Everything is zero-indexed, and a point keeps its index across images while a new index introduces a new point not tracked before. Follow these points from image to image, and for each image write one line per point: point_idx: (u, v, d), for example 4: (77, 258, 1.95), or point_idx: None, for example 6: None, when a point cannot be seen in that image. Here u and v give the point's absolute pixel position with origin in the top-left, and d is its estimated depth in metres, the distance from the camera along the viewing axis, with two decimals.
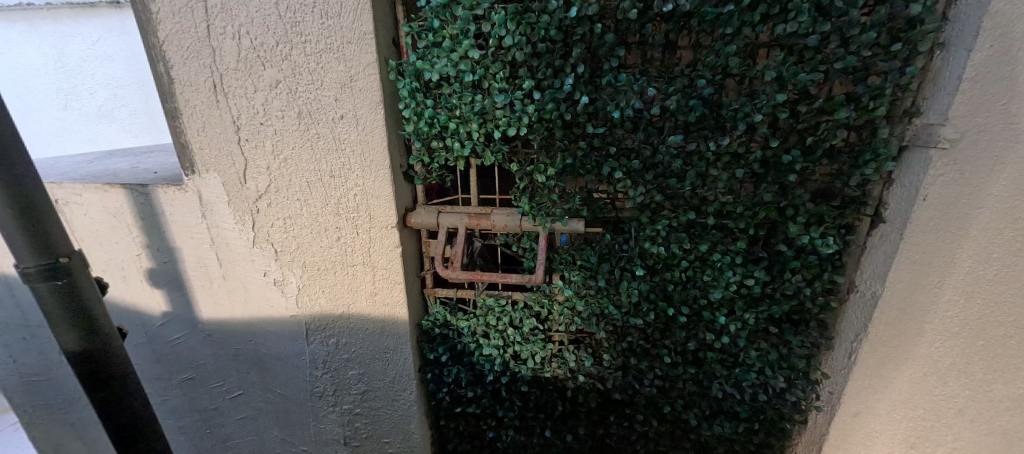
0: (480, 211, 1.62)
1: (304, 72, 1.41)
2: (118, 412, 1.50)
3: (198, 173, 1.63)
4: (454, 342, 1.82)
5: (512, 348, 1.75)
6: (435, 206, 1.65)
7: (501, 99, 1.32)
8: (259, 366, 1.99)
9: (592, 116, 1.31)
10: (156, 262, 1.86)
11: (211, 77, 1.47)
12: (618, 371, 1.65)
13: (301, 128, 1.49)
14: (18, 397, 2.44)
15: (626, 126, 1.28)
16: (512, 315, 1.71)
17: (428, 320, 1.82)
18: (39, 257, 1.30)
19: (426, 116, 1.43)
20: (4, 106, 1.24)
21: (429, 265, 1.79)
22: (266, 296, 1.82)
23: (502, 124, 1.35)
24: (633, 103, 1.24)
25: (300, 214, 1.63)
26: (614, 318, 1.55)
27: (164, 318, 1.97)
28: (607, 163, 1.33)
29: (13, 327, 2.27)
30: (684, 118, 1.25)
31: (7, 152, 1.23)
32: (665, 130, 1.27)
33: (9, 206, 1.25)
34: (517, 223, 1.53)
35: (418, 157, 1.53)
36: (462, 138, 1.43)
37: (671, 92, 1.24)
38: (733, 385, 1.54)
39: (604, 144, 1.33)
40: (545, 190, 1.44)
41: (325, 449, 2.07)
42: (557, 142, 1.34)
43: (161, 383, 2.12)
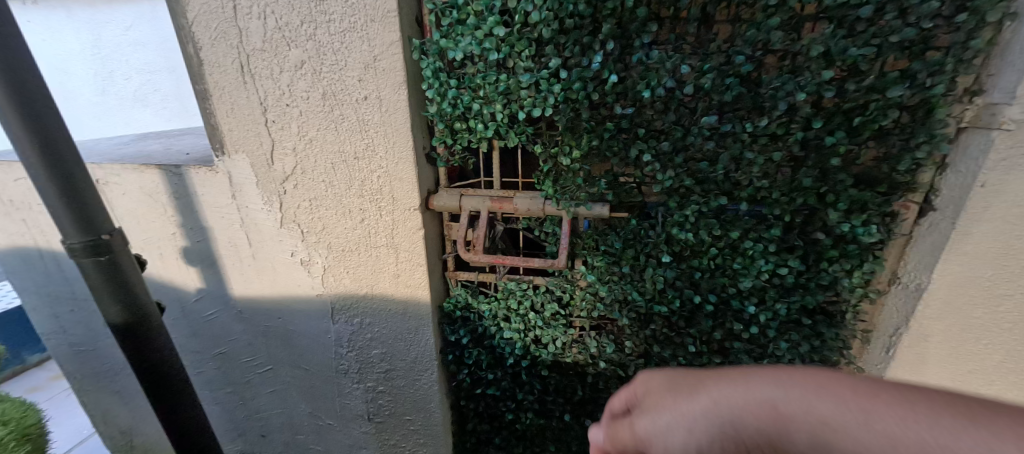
0: (502, 194, 1.59)
1: (328, 51, 1.41)
2: (159, 380, 1.59)
3: (228, 155, 1.66)
4: (476, 325, 1.82)
5: (532, 333, 1.74)
6: (457, 189, 1.63)
7: (526, 78, 1.27)
8: (287, 342, 2.05)
9: (620, 96, 1.25)
10: (190, 241, 1.93)
11: (238, 58, 1.48)
12: (640, 358, 1.63)
13: (326, 109, 1.49)
14: (69, 365, 2.61)
15: (657, 106, 1.22)
16: (533, 299, 1.70)
17: (449, 302, 1.84)
18: (84, 234, 1.36)
19: (449, 97, 1.39)
20: (44, 89, 1.28)
21: (451, 248, 1.79)
22: (294, 275, 1.87)
23: (526, 104, 1.30)
24: (666, 82, 1.18)
25: (325, 196, 1.65)
26: (638, 306, 1.52)
27: (200, 294, 2.06)
28: (635, 145, 1.28)
29: (61, 299, 2.40)
30: (720, 99, 1.18)
31: (51, 135, 1.29)
32: (698, 110, 1.21)
33: (54, 186, 1.32)
34: (540, 207, 1.51)
35: (440, 139, 1.50)
36: (486, 119, 1.39)
37: (707, 69, 1.17)
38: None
39: (632, 125, 1.27)
40: (569, 173, 1.40)
41: (350, 424, 2.15)
42: (583, 123, 1.30)
43: (198, 356, 2.24)
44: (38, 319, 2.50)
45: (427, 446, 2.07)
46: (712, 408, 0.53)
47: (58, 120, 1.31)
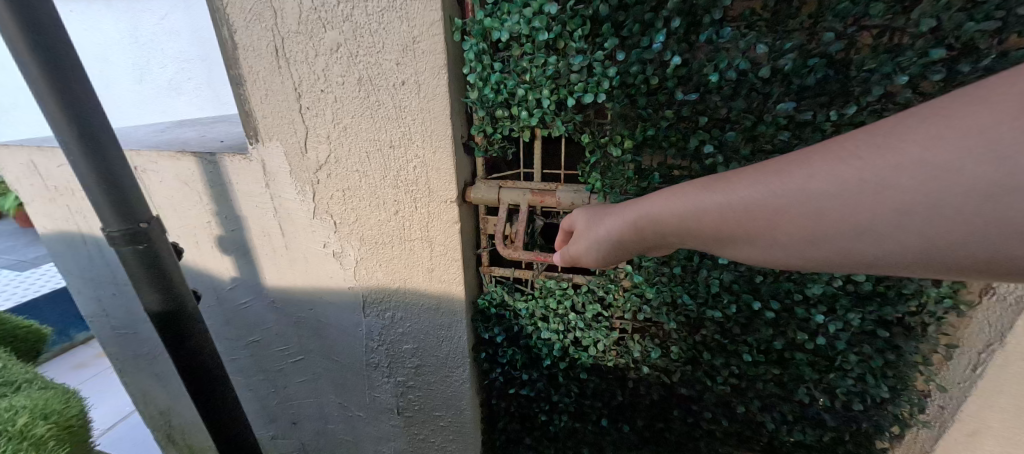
0: (544, 187, 1.50)
1: (365, 33, 1.34)
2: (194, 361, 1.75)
3: (262, 142, 1.63)
4: (512, 323, 1.75)
5: (571, 333, 1.66)
6: (496, 181, 1.55)
7: (578, 61, 1.17)
8: (319, 333, 2.04)
9: (682, 80, 1.14)
10: (225, 230, 1.92)
11: (273, 41, 1.43)
12: (688, 364, 1.52)
13: (361, 95, 1.43)
14: (112, 347, 2.70)
15: (726, 92, 1.10)
16: (574, 299, 1.60)
17: (484, 298, 1.77)
18: (122, 223, 1.49)
19: (492, 82, 1.30)
20: (89, 91, 1.39)
21: (486, 243, 1.70)
22: (326, 267, 1.84)
23: (576, 89, 1.21)
24: (738, 64, 1.06)
25: (359, 186, 1.60)
26: (687, 309, 1.42)
27: (234, 283, 2.06)
28: (696, 134, 1.16)
29: (103, 284, 2.45)
30: (800, 82, 1.05)
31: (95, 133, 1.41)
32: (773, 96, 1.08)
33: (99, 179, 1.44)
34: (585, 201, 1.39)
35: (480, 127, 1.42)
36: (531, 106, 1.29)
37: (787, 48, 1.03)
38: (822, 391, 1.36)
39: (693, 113, 1.15)
40: (618, 165, 1.29)
41: (379, 417, 2.13)
42: (639, 110, 1.19)
43: (232, 343, 2.26)
44: (83, 302, 2.57)
45: (457, 442, 2.02)
46: (601, 231, 0.96)
47: (102, 117, 1.43)
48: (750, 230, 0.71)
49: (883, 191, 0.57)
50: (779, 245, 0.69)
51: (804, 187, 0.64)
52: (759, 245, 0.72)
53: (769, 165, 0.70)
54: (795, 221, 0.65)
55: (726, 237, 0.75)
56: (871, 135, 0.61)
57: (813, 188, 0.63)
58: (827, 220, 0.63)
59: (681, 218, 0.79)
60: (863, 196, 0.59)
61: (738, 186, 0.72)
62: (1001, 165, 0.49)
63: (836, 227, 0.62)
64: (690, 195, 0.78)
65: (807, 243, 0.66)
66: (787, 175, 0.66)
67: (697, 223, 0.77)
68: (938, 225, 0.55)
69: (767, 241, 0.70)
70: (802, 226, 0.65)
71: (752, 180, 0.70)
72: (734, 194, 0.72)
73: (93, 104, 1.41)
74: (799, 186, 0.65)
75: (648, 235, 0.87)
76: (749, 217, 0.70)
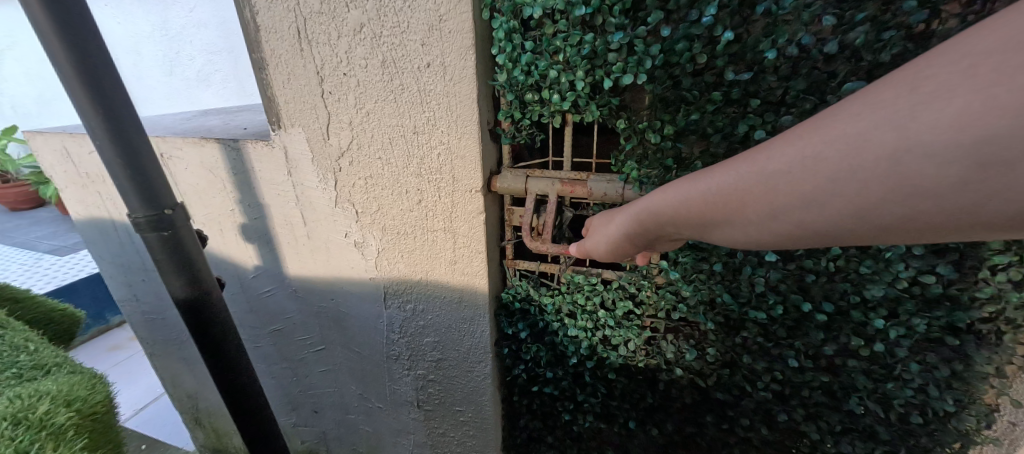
0: (574, 176, 1.42)
1: (390, 12, 1.28)
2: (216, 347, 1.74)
3: (284, 128, 1.59)
4: (537, 319, 1.68)
5: (599, 331, 1.58)
6: (523, 170, 1.47)
7: (618, 38, 1.09)
8: (340, 324, 2.02)
9: (733, 59, 1.05)
10: (248, 218, 1.91)
11: (295, 22, 1.39)
12: (725, 367, 1.43)
13: (385, 79, 1.37)
14: (143, 332, 2.76)
15: (783, 72, 1.01)
16: (603, 295, 1.52)
17: (508, 292, 1.70)
18: (147, 209, 1.48)
19: (522, 63, 1.23)
20: (113, 74, 1.37)
21: (510, 235, 1.64)
22: (348, 257, 1.80)
23: (614, 70, 1.13)
24: (801, 38, 0.97)
25: (381, 174, 1.55)
26: (728, 310, 1.33)
27: (257, 271, 2.07)
28: (746, 119, 1.07)
29: (133, 269, 2.49)
30: (872, 60, 0.94)
31: (120, 117, 1.39)
32: (838, 75, 0.98)
33: (125, 164, 1.42)
34: (618, 192, 1.30)
35: (508, 112, 1.35)
36: (563, 89, 1.21)
37: (859, 20, 0.93)
38: (876, 402, 1.26)
39: (744, 95, 1.06)
40: (657, 153, 1.20)
41: (399, 409, 2.10)
42: (683, 93, 1.10)
43: (255, 331, 2.27)
44: (114, 287, 2.63)
45: (477, 439, 1.98)
46: (602, 229, 1.06)
47: (126, 100, 1.41)
48: (724, 213, 0.78)
49: (823, 162, 0.64)
50: (751, 226, 0.75)
51: (764, 168, 0.71)
52: (735, 226, 0.78)
53: (737, 154, 0.78)
54: (760, 199, 0.72)
55: (707, 221, 0.82)
56: (812, 119, 0.68)
57: (770, 167, 0.70)
58: (784, 197, 0.69)
59: (667, 210, 0.87)
60: (807, 169, 0.66)
61: (709, 176, 0.80)
62: (904, 128, 0.57)
63: (794, 203, 0.69)
64: (675, 185, 0.87)
65: (773, 221, 0.72)
66: (749, 161, 0.74)
67: (681, 213, 0.85)
68: (873, 191, 0.61)
69: (741, 221, 0.76)
70: (765, 204, 0.72)
71: (726, 166, 0.78)
72: (707, 183, 0.79)
73: (117, 87, 1.38)
74: (760, 169, 0.72)
75: (644, 229, 0.95)
76: (722, 199, 0.77)
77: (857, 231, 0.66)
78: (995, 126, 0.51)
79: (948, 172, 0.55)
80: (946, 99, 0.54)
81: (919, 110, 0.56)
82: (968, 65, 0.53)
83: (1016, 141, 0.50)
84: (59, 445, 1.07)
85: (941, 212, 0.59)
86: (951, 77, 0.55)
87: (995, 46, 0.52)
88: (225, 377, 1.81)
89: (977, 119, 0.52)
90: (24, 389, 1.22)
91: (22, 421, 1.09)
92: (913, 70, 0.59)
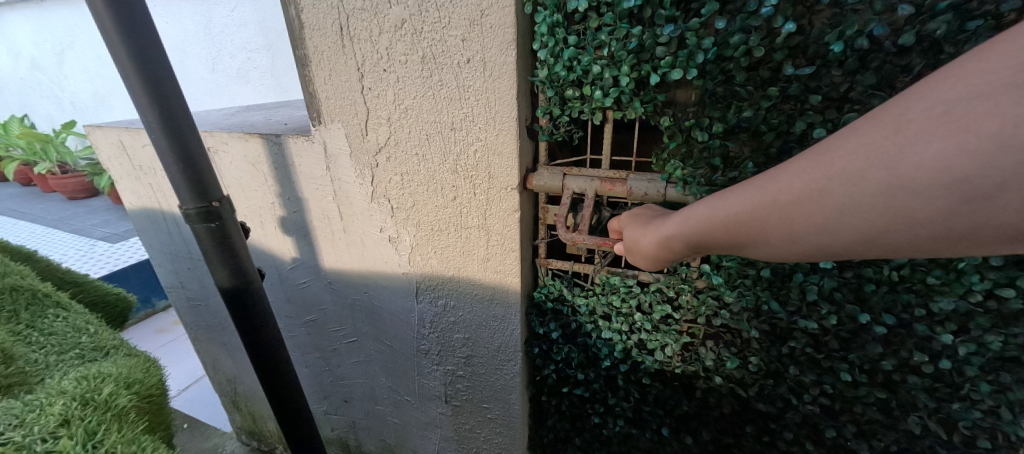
0: (613, 175, 1.38)
1: (431, 7, 1.27)
2: (257, 336, 1.80)
3: (324, 124, 1.62)
4: (570, 320, 1.65)
5: (634, 335, 1.56)
6: (560, 167, 1.45)
7: (669, 30, 1.05)
8: (373, 318, 2.05)
9: (793, 53, 1.01)
10: (288, 211, 1.96)
11: (338, 19, 1.40)
12: (768, 378, 1.37)
13: (424, 74, 1.37)
14: (188, 317, 2.89)
15: (851, 65, 0.95)
16: (640, 298, 1.49)
17: (541, 291, 1.68)
18: (197, 201, 1.53)
19: (564, 57, 1.20)
20: (169, 72, 1.42)
21: (543, 234, 1.61)
22: (382, 252, 1.82)
23: (662, 65, 1.10)
24: (873, 29, 0.91)
25: (417, 170, 1.55)
26: (776, 318, 1.27)
27: (294, 263, 2.12)
28: (804, 116, 1.03)
29: (179, 258, 2.61)
30: (954, 52, 0.88)
31: (175, 113, 1.44)
32: (912, 70, 0.92)
33: (178, 158, 1.48)
34: (660, 192, 1.26)
35: (547, 109, 1.32)
36: (607, 84, 1.18)
37: (941, 9, 0.86)
38: (938, 422, 1.17)
39: (804, 91, 1.02)
40: (703, 152, 1.16)
41: (427, 403, 2.12)
42: (737, 88, 1.06)
43: (291, 321, 2.33)
44: (163, 274, 2.76)
45: (505, 436, 1.98)
46: (632, 246, 1.08)
47: (180, 94, 1.46)
48: (748, 236, 0.82)
49: (827, 194, 0.69)
50: (774, 248, 0.79)
51: (775, 197, 0.76)
52: (758, 249, 0.82)
53: (750, 182, 0.82)
54: (776, 226, 0.77)
55: (732, 244, 0.86)
56: (810, 152, 0.73)
57: (779, 198, 0.75)
58: (796, 224, 0.74)
59: (693, 231, 0.90)
60: (813, 201, 0.71)
61: (728, 203, 0.83)
62: (892, 165, 0.62)
63: (807, 230, 0.73)
64: (694, 210, 0.91)
65: (791, 244, 0.76)
66: (763, 190, 0.78)
67: (708, 235, 0.88)
68: (877, 221, 0.65)
69: (764, 244, 0.80)
70: (784, 230, 0.76)
71: (739, 194, 0.82)
72: (727, 210, 0.83)
73: (172, 82, 1.43)
74: (773, 198, 0.76)
75: (674, 249, 0.96)
76: (741, 224, 0.82)
77: (864, 252, 0.71)
78: (968, 168, 0.56)
79: (937, 204, 0.60)
80: (926, 141, 0.59)
81: (904, 150, 0.61)
82: (941, 112, 0.59)
83: (990, 180, 0.55)
84: (123, 426, 1.09)
85: (939, 237, 0.63)
86: (926, 121, 0.60)
87: (966, 94, 0.57)
88: (264, 365, 1.88)
89: (954, 162, 0.57)
90: (86, 370, 1.25)
91: (90, 401, 1.11)
92: (900, 110, 0.63)
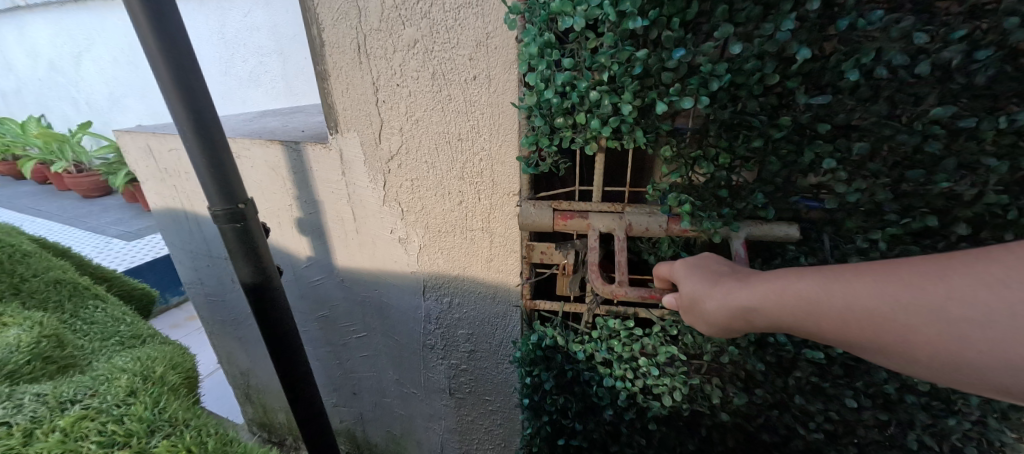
0: (609, 208, 1.49)
1: (441, 30, 1.41)
2: (277, 327, 1.94)
3: (340, 133, 1.75)
4: (565, 368, 1.72)
5: (639, 380, 1.63)
6: (547, 202, 1.53)
7: (679, 55, 1.12)
8: (381, 313, 2.18)
9: (808, 79, 1.12)
10: (304, 213, 2.10)
11: (356, 39, 1.54)
12: (773, 408, 1.49)
13: (434, 89, 1.51)
14: (204, 312, 3.04)
15: (864, 93, 1.07)
16: (643, 341, 1.61)
17: (532, 337, 1.75)
18: (224, 203, 1.68)
19: (559, 82, 1.28)
20: (202, 83, 1.57)
21: (527, 274, 1.71)
22: (392, 252, 1.95)
23: (672, 93, 1.17)
24: (892, 58, 1.00)
25: (426, 176, 1.68)
26: (783, 350, 1.38)
27: (308, 261, 2.26)
28: (813, 146, 1.15)
29: (200, 255, 2.75)
30: (964, 82, 0.99)
31: (209, 122, 1.59)
32: (926, 99, 1.02)
33: (208, 163, 1.62)
34: (662, 227, 1.42)
35: (534, 138, 1.40)
36: (605, 112, 1.26)
37: (953, 38, 0.96)
38: (930, 435, 1.31)
39: (813, 121, 1.13)
40: (711, 187, 1.29)
41: (432, 396, 2.24)
42: (748, 117, 1.16)
43: (305, 315, 2.47)
44: (183, 271, 2.92)
45: (504, 427, 2.13)
46: (697, 304, 1.01)
47: (211, 108, 1.61)
48: (887, 339, 0.77)
49: None
50: (858, 342, 0.81)
51: (953, 311, 0.70)
52: (890, 357, 0.79)
53: (904, 279, 0.76)
54: (934, 340, 0.72)
55: (855, 341, 0.81)
56: (1014, 259, 0.68)
57: (960, 309, 0.70)
58: (971, 348, 0.69)
59: (779, 310, 0.88)
60: (1014, 329, 0.65)
61: (830, 291, 0.82)
62: None
63: (981, 356, 0.69)
64: (815, 288, 0.84)
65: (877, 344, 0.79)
66: (902, 291, 0.75)
67: (791, 316, 0.87)
68: None
69: (905, 355, 0.76)
70: (925, 343, 0.73)
71: (891, 287, 0.76)
72: (845, 301, 0.80)
73: (204, 93, 1.58)
74: (948, 311, 0.71)
75: (744, 320, 0.94)
76: (887, 324, 0.76)
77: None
78: None
79: None
80: None
81: None
82: None
83: None
84: (177, 396, 1.24)
85: None
86: None
87: None
88: (284, 357, 2.02)
89: None
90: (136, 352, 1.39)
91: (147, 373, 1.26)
92: None
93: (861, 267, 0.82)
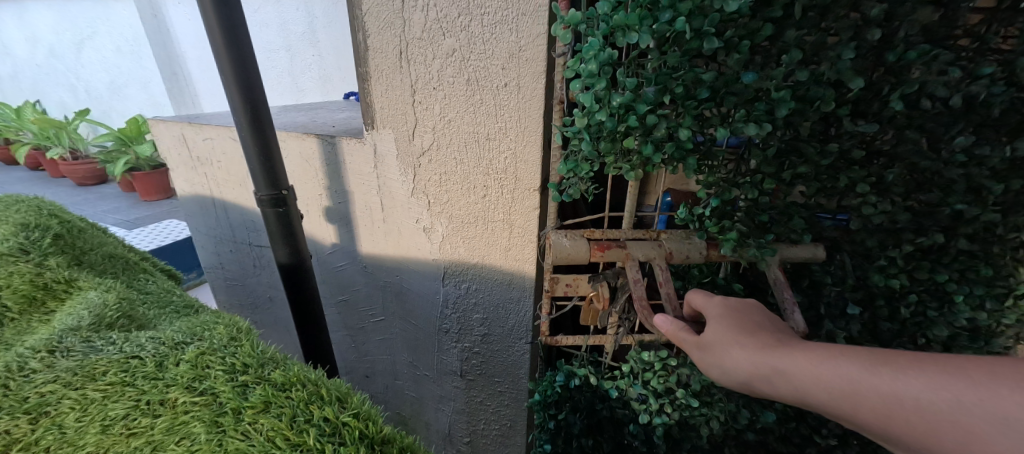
0: (645, 234, 1.70)
1: (478, 42, 1.59)
2: (306, 308, 2.10)
3: (376, 130, 1.93)
4: (597, 407, 1.92)
5: (677, 411, 1.79)
6: (581, 233, 1.71)
7: (748, 80, 1.23)
8: (400, 297, 2.35)
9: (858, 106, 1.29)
10: (334, 202, 2.27)
11: (399, 46, 1.72)
12: (794, 419, 1.68)
13: (468, 93, 1.69)
14: (222, 295, 3.19)
15: (902, 121, 1.26)
16: (678, 375, 1.78)
17: (558, 378, 1.94)
18: (270, 188, 1.84)
19: (615, 104, 1.33)
20: (257, 79, 1.74)
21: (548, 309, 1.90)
22: (415, 240, 2.13)
23: (738, 119, 1.28)
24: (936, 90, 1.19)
25: (454, 171, 1.87)
26: None
27: (332, 248, 2.43)
28: (849, 172, 1.34)
29: (224, 241, 2.90)
30: (984, 112, 1.21)
31: (260, 113, 1.76)
32: (951, 130, 1.24)
33: (258, 150, 1.78)
34: (702, 251, 1.58)
35: (574, 163, 1.52)
36: (659, 136, 1.35)
37: (982, 74, 1.16)
38: None
39: (852, 147, 1.31)
40: (753, 213, 1.45)
41: (444, 378, 2.41)
42: (802, 143, 1.32)
43: (327, 300, 2.62)
44: (204, 255, 3.07)
45: (510, 407, 2.31)
46: (722, 354, 1.11)
47: (264, 102, 1.78)
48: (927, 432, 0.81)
49: None
50: (889, 431, 0.87)
51: (999, 413, 0.75)
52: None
53: (953, 379, 0.82)
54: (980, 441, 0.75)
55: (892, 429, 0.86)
56: None
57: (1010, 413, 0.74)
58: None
59: (810, 379, 0.97)
60: None
61: (869, 373, 0.90)
62: None
63: None
64: (857, 369, 0.92)
65: (907, 435, 0.84)
66: (947, 386, 0.81)
67: (821, 388, 0.95)
68: None
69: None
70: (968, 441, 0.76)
71: (935, 380, 0.83)
72: (886, 385, 0.88)
73: (258, 88, 1.74)
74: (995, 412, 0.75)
75: (768, 378, 1.03)
76: (928, 415, 0.81)
77: None
78: None
79: None
80: None
81: None
82: None
83: None
84: None
85: None
86: None
87: None
88: (311, 334, 2.17)
89: None
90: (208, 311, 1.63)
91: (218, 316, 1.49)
92: None
93: (910, 356, 0.90)
